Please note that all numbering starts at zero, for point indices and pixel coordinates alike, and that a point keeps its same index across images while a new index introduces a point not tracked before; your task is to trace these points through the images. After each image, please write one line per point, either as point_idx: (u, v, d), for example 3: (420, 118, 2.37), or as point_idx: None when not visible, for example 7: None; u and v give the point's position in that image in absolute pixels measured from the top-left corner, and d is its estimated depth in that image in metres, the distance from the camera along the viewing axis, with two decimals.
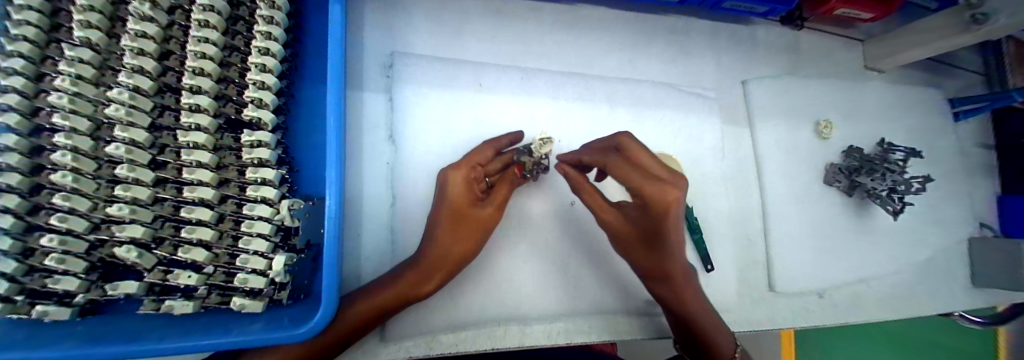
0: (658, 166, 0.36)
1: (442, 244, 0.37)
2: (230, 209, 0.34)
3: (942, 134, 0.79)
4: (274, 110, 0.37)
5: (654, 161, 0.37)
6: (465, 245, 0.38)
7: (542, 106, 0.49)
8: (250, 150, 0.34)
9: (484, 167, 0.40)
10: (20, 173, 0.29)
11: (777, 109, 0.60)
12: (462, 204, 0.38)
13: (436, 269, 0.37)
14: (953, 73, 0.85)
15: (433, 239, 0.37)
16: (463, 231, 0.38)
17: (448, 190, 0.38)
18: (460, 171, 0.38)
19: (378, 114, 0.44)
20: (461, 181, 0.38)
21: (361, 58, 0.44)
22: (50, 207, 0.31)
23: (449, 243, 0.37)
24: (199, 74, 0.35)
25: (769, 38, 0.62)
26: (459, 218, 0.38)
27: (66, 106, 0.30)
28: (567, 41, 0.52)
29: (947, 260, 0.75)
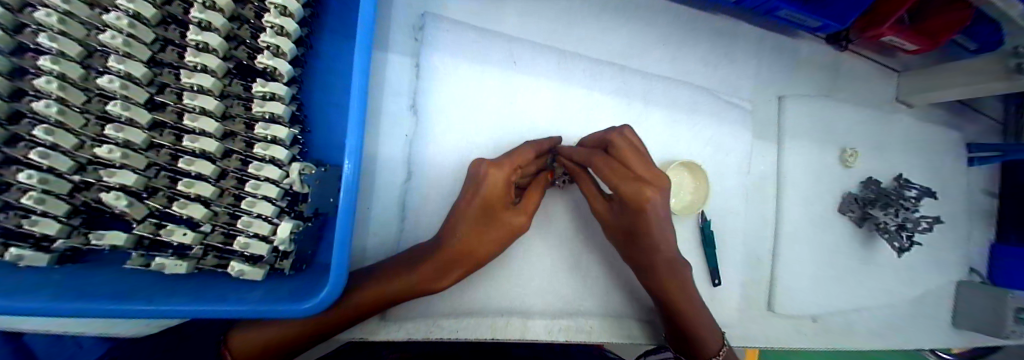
0: (641, 163, 0.37)
1: (467, 238, 0.35)
2: (233, 165, 0.31)
3: (954, 177, 0.79)
4: (291, 61, 0.34)
5: (640, 158, 0.38)
6: (492, 246, 0.36)
7: (575, 95, 0.47)
8: (262, 102, 0.31)
9: (523, 169, 0.38)
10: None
11: (806, 131, 0.58)
12: (496, 203, 0.35)
13: (453, 261, 0.35)
14: (975, 117, 0.84)
15: (456, 230, 0.35)
16: (492, 231, 0.36)
17: (483, 186, 0.35)
18: (503, 171, 0.35)
19: (402, 80, 0.40)
20: (501, 183, 0.35)
21: (390, 15, 0.40)
22: (30, 140, 0.27)
23: (479, 240, 0.35)
24: (209, 7, 0.31)
25: (811, 55, 0.60)
26: (490, 218, 0.35)
27: (55, 26, 0.26)
28: (609, 29, 0.49)
29: (932, 298, 0.77)
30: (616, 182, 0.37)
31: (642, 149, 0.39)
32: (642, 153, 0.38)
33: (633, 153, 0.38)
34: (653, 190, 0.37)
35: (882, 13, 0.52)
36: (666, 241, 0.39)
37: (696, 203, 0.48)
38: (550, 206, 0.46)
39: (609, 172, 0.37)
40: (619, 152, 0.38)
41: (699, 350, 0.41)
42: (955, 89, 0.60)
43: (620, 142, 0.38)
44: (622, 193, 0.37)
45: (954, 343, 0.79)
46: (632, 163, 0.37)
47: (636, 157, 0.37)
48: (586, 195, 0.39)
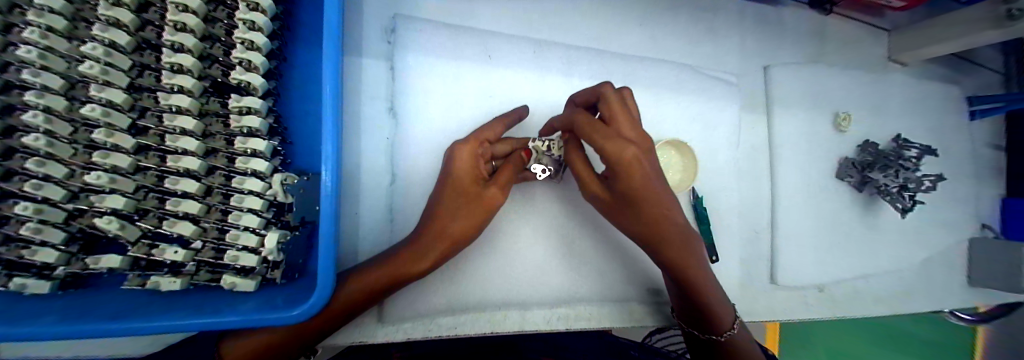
0: (630, 127, 0.34)
1: (443, 221, 0.35)
2: (218, 181, 0.32)
3: (957, 133, 0.77)
4: (265, 75, 0.35)
5: (626, 116, 0.34)
6: (466, 223, 0.35)
7: (554, 84, 0.47)
8: (239, 118, 0.32)
9: (493, 147, 0.39)
10: None
11: (797, 99, 0.57)
12: (466, 181, 0.36)
13: (431, 245, 0.34)
14: (974, 70, 0.82)
15: (434, 215, 0.35)
16: (466, 208, 0.35)
17: (454, 167, 0.36)
18: (468, 146, 0.36)
19: (378, 83, 0.41)
20: (467, 157, 0.36)
21: (361, 20, 0.41)
22: (24, 173, 0.28)
23: (448, 218, 0.35)
24: (181, 30, 0.32)
25: (797, 21, 0.59)
26: (463, 196, 0.36)
27: (36, 61, 0.27)
28: (584, 13, 0.49)
29: (941, 258, 0.75)
30: (604, 144, 0.33)
31: (634, 106, 0.36)
32: (631, 114, 0.36)
33: (627, 118, 0.34)
34: (640, 151, 0.32)
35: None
36: (665, 208, 0.35)
37: (685, 181, 0.48)
38: (539, 195, 0.46)
39: (596, 133, 0.33)
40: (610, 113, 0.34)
41: (716, 321, 0.40)
42: (948, 43, 0.59)
43: (615, 100, 0.35)
44: (609, 153, 0.32)
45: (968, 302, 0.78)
46: (618, 125, 0.34)
47: (625, 118, 0.34)
48: (578, 178, 0.37)
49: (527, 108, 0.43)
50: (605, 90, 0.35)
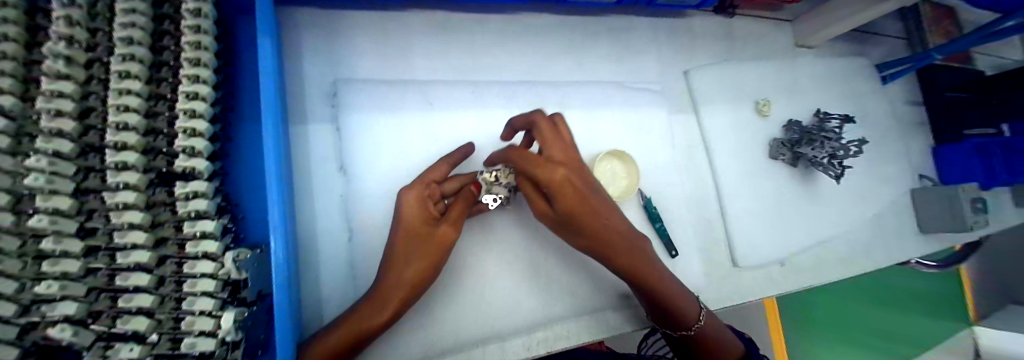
0: (560, 149, 0.39)
1: (397, 268, 0.36)
2: (170, 270, 0.33)
3: (873, 98, 0.86)
4: (209, 157, 0.36)
5: (556, 141, 0.39)
6: (421, 266, 0.37)
7: (496, 118, 0.50)
8: (185, 203, 0.33)
9: (442, 186, 0.41)
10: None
11: (720, 94, 0.63)
12: (418, 224, 0.38)
13: (390, 292, 0.35)
14: (877, 40, 0.92)
15: (388, 263, 0.37)
16: (420, 251, 0.37)
17: (402, 212, 0.38)
18: (414, 189, 0.38)
19: (326, 145, 0.43)
20: (413, 201, 0.38)
21: (302, 89, 0.43)
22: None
23: (403, 263, 0.36)
24: (122, 128, 0.33)
25: (706, 27, 0.66)
26: (415, 239, 0.37)
27: None
28: (512, 51, 0.53)
29: (890, 213, 0.81)
30: (538, 169, 0.36)
31: (562, 129, 0.41)
32: (563, 137, 0.40)
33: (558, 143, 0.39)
34: (568, 171, 0.37)
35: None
36: (604, 217, 0.39)
37: (631, 186, 0.51)
38: (497, 225, 0.48)
39: (531, 160, 0.37)
40: (543, 139, 0.39)
41: (681, 317, 0.42)
42: (842, 23, 0.66)
43: (546, 126, 0.39)
44: (543, 178, 0.36)
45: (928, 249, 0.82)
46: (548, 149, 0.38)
47: (556, 142, 0.39)
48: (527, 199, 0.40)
49: (473, 144, 0.46)
50: (537, 118, 0.40)
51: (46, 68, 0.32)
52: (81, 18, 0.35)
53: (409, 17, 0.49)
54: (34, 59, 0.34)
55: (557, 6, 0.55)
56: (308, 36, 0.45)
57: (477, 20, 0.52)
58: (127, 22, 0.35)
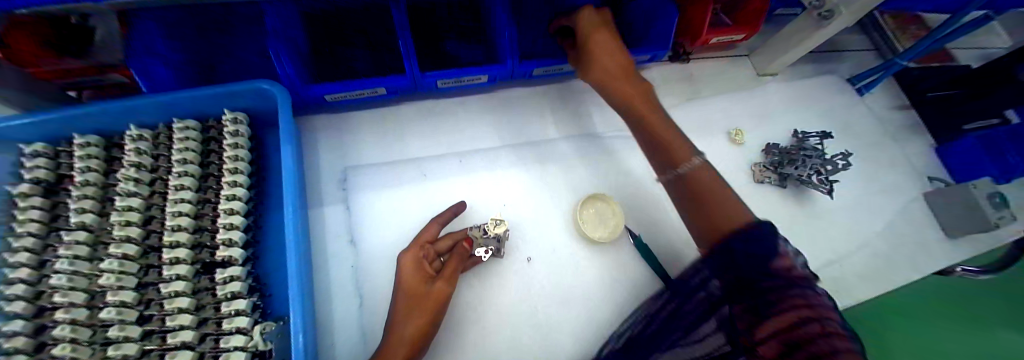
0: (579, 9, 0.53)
1: (398, 326, 0.39)
2: (209, 346, 0.38)
3: (851, 110, 0.88)
4: (243, 245, 0.44)
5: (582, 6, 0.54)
6: (420, 321, 0.40)
7: (483, 179, 0.57)
8: (224, 285, 0.40)
9: (435, 245, 0.46)
10: (24, 353, 0.36)
11: (689, 131, 0.70)
12: (415, 283, 0.42)
13: (392, 350, 0.38)
14: (845, 56, 0.97)
15: (391, 321, 0.40)
16: (418, 308, 0.41)
17: (400, 273, 0.43)
18: (411, 252, 0.44)
19: (338, 223, 0.50)
20: (410, 262, 0.43)
21: (320, 180, 0.53)
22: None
23: (404, 318, 0.40)
24: (177, 229, 0.42)
25: (664, 75, 0.75)
26: (412, 296, 0.41)
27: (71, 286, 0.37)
28: (491, 120, 0.62)
29: (906, 220, 0.77)
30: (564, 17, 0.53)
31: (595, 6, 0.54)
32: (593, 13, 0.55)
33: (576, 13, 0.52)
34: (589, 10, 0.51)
35: (702, 22, 0.66)
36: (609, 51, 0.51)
37: (614, 231, 0.55)
38: (492, 278, 0.52)
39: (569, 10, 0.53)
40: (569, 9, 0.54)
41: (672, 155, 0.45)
42: (795, 48, 0.72)
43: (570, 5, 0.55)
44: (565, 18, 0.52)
45: (970, 253, 0.75)
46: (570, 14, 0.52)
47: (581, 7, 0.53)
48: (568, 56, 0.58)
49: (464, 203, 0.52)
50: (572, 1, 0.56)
51: (120, 190, 0.43)
52: (147, 148, 0.47)
53: (402, 108, 0.60)
54: (110, 182, 0.47)
55: (525, 80, 0.65)
56: (324, 137, 0.56)
57: (459, 101, 0.63)
58: (182, 147, 0.46)
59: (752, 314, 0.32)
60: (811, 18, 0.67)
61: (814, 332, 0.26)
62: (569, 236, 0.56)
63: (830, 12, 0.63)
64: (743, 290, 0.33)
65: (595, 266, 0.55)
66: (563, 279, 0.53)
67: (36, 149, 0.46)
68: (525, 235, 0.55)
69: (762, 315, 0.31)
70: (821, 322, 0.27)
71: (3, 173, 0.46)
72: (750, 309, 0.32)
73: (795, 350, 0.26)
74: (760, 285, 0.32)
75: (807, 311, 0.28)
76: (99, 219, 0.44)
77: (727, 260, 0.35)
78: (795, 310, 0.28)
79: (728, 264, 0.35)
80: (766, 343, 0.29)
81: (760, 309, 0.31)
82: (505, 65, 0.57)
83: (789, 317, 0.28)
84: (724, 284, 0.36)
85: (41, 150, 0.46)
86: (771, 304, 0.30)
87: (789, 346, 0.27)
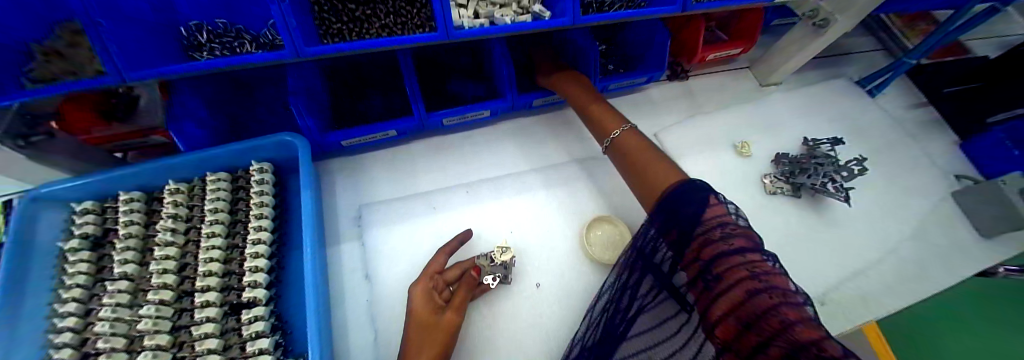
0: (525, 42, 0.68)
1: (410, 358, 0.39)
2: None
3: (863, 113, 0.86)
4: (266, 285, 0.47)
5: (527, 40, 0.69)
6: (431, 351, 0.40)
7: (489, 207, 0.59)
8: (249, 325, 0.42)
9: (443, 275, 0.47)
10: None
11: (693, 147, 0.71)
12: (424, 313, 0.42)
13: None
14: (851, 59, 0.96)
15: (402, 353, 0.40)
16: (428, 338, 0.41)
17: (411, 304, 0.44)
18: (420, 283, 0.45)
19: (354, 259, 0.53)
20: (420, 292, 0.44)
21: (337, 218, 0.56)
22: None
23: (414, 347, 0.40)
24: (208, 274, 0.45)
25: (663, 94, 0.76)
26: (422, 326, 0.41)
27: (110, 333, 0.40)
28: (496, 151, 0.65)
29: (937, 223, 0.73)
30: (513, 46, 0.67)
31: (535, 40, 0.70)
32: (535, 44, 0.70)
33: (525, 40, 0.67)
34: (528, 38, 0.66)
35: (696, 40, 0.68)
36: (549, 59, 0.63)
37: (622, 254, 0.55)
38: (502, 307, 0.52)
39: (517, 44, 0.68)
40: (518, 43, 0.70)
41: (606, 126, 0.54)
42: (795, 57, 0.73)
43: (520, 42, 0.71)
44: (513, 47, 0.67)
45: (1015, 254, 0.70)
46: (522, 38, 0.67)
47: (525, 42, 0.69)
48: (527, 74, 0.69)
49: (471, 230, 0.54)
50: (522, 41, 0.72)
51: (159, 239, 0.47)
52: (183, 199, 0.51)
53: (412, 146, 0.64)
54: (150, 233, 0.51)
55: (526, 111, 0.69)
56: (339, 177, 0.60)
57: (465, 134, 0.66)
58: (214, 197, 0.50)
59: (707, 293, 0.32)
60: (808, 28, 0.68)
61: (757, 303, 0.27)
62: (577, 260, 0.56)
63: (825, 21, 0.64)
64: (696, 266, 0.34)
65: None
66: (574, 305, 0.53)
67: (86, 207, 0.51)
68: (534, 261, 0.56)
69: (714, 292, 0.32)
70: (762, 290, 0.28)
71: (56, 229, 0.51)
72: (704, 286, 0.33)
73: (748, 328, 0.27)
74: (708, 259, 0.33)
75: (749, 277, 0.30)
76: (139, 268, 0.48)
77: (673, 229, 0.38)
78: (740, 282, 0.29)
79: (677, 227, 0.37)
80: (721, 321, 0.30)
81: (711, 287, 0.32)
82: (506, 99, 0.61)
83: (737, 291, 0.29)
84: (679, 254, 0.37)
85: (90, 207, 0.51)
86: (718, 280, 0.31)
87: (740, 323, 0.28)
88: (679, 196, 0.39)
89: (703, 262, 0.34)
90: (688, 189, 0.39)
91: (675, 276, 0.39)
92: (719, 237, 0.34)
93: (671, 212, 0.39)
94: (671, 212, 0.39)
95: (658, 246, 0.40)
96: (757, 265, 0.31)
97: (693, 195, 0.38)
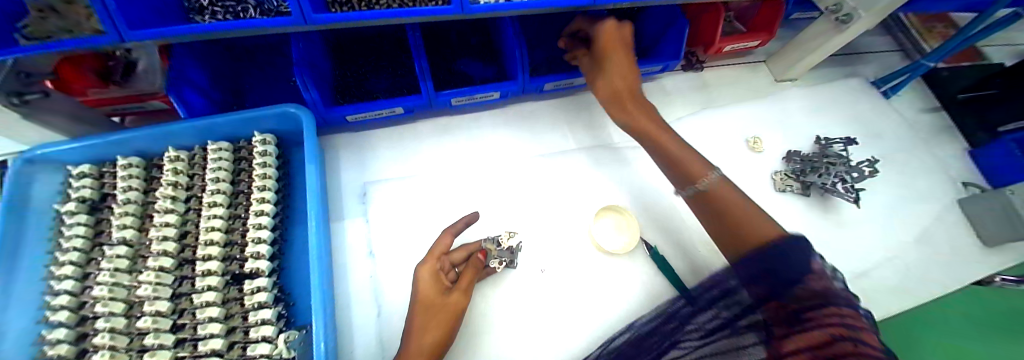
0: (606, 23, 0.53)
1: (415, 337, 0.39)
2: (236, 353, 0.40)
3: (877, 114, 0.85)
4: (268, 257, 0.46)
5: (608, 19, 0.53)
6: (437, 333, 0.40)
7: (495, 191, 0.58)
8: (251, 296, 0.42)
9: (450, 256, 0.45)
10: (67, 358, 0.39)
11: (705, 140, 0.70)
12: (430, 294, 0.41)
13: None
14: (869, 58, 0.94)
15: (409, 332, 0.40)
16: (434, 319, 0.40)
17: (417, 284, 0.42)
18: (427, 263, 0.43)
19: (358, 236, 0.52)
20: (427, 274, 0.43)
21: (341, 194, 0.55)
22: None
23: (421, 331, 0.39)
24: (209, 243, 0.45)
25: (677, 84, 0.75)
26: (429, 307, 0.41)
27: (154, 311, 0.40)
28: (503, 134, 0.63)
29: (940, 229, 0.73)
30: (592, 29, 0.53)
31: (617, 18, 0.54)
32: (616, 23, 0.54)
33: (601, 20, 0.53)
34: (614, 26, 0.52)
35: (714, 30, 0.66)
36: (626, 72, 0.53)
37: (628, 244, 0.54)
38: (507, 287, 0.52)
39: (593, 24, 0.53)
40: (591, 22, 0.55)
41: (686, 166, 0.47)
42: (813, 53, 0.71)
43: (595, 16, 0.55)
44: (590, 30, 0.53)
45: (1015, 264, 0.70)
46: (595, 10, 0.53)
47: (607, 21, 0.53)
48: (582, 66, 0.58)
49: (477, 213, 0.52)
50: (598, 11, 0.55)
51: (159, 207, 0.46)
52: (183, 167, 0.50)
53: (418, 125, 0.62)
54: (148, 199, 0.50)
55: (538, 95, 0.67)
56: (344, 153, 0.58)
57: (474, 115, 0.64)
58: (216, 166, 0.49)
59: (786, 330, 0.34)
60: (830, 21, 0.65)
61: (834, 349, 0.28)
62: (583, 249, 0.56)
63: (848, 17, 0.61)
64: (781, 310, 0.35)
65: (611, 277, 0.54)
66: (581, 289, 0.52)
67: (83, 171, 0.49)
68: (540, 247, 0.55)
69: (794, 330, 0.33)
70: (847, 338, 0.29)
71: (51, 192, 0.49)
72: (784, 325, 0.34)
73: None
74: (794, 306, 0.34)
75: (838, 323, 0.30)
76: (138, 235, 0.47)
77: (762, 282, 0.37)
78: (825, 328, 0.30)
79: (768, 280, 0.37)
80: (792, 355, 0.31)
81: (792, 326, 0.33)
82: (516, 82, 0.58)
83: (819, 334, 0.30)
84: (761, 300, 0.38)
85: (87, 171, 0.50)
86: (803, 322, 0.32)
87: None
88: (778, 255, 0.36)
89: (787, 307, 0.34)
90: (794, 249, 0.37)
91: (744, 318, 0.41)
92: (815, 291, 0.34)
93: (770, 267, 0.36)
94: (768, 268, 0.36)
95: (738, 290, 0.41)
96: (853, 318, 0.31)
97: (799, 256, 0.37)
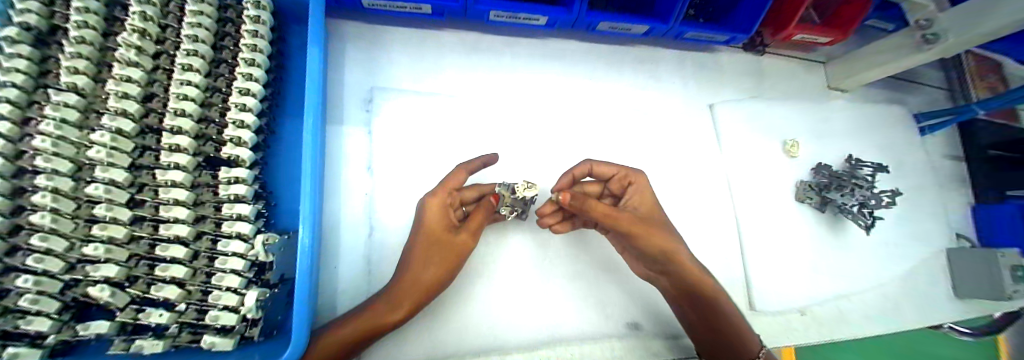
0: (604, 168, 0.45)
1: (415, 270, 0.36)
2: (205, 246, 0.35)
3: (908, 147, 0.82)
4: (252, 147, 0.40)
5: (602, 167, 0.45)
6: (437, 271, 0.36)
7: (515, 130, 0.53)
8: (227, 186, 0.36)
9: (461, 194, 0.40)
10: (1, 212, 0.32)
11: (741, 132, 0.65)
12: (438, 229, 0.38)
13: (406, 291, 0.35)
14: (917, 89, 0.89)
15: (409, 263, 0.37)
16: (437, 256, 0.37)
17: (424, 217, 0.38)
18: (436, 197, 0.38)
19: (357, 145, 0.46)
20: (436, 206, 0.38)
21: (343, 94, 0.48)
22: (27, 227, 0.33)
23: (421, 267, 0.36)
24: (179, 114, 0.37)
25: (731, 63, 0.68)
26: (433, 243, 0.37)
27: (103, 177, 0.34)
28: (536, 73, 0.56)
29: (926, 271, 0.74)
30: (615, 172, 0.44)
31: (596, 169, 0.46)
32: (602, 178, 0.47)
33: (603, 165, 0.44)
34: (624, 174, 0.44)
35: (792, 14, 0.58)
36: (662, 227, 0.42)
37: None
38: (511, 238, 0.49)
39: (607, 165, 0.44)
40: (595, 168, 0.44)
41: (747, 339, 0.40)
42: (875, 69, 0.65)
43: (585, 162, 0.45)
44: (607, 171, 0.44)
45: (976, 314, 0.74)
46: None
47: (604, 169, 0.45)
48: (621, 219, 0.39)
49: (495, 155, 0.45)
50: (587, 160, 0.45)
51: (120, 56, 0.37)
52: (154, 14, 0.40)
53: (443, 37, 0.54)
54: (109, 46, 0.41)
55: (582, 34, 0.59)
56: (351, 47, 0.50)
57: (507, 41, 0.56)
58: (195, 23, 0.40)
59: None
60: (912, 37, 0.58)
61: None
62: None
63: (935, 36, 0.54)
64: None
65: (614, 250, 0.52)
66: (584, 255, 0.50)
67: None
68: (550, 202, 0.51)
69: None
70: None
71: None
72: None
73: None
74: None
75: None
76: (93, 85, 0.39)
77: None
78: None
79: None
80: None
81: None
82: (570, 10, 0.50)
83: None
84: None
85: None
86: None
87: None
88: None
89: None
90: None
91: None
92: None
93: None
94: None
95: None
96: None
97: None
